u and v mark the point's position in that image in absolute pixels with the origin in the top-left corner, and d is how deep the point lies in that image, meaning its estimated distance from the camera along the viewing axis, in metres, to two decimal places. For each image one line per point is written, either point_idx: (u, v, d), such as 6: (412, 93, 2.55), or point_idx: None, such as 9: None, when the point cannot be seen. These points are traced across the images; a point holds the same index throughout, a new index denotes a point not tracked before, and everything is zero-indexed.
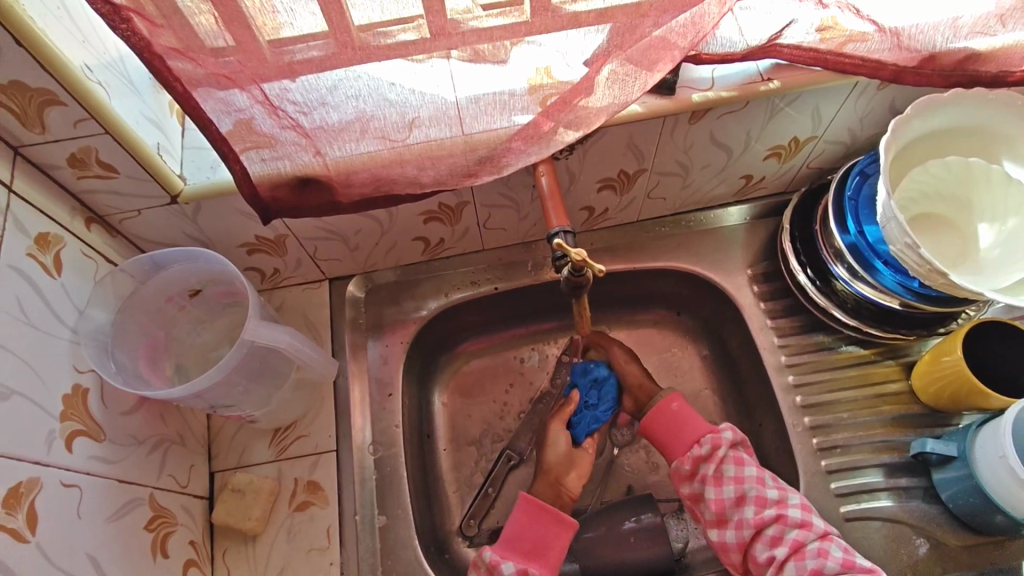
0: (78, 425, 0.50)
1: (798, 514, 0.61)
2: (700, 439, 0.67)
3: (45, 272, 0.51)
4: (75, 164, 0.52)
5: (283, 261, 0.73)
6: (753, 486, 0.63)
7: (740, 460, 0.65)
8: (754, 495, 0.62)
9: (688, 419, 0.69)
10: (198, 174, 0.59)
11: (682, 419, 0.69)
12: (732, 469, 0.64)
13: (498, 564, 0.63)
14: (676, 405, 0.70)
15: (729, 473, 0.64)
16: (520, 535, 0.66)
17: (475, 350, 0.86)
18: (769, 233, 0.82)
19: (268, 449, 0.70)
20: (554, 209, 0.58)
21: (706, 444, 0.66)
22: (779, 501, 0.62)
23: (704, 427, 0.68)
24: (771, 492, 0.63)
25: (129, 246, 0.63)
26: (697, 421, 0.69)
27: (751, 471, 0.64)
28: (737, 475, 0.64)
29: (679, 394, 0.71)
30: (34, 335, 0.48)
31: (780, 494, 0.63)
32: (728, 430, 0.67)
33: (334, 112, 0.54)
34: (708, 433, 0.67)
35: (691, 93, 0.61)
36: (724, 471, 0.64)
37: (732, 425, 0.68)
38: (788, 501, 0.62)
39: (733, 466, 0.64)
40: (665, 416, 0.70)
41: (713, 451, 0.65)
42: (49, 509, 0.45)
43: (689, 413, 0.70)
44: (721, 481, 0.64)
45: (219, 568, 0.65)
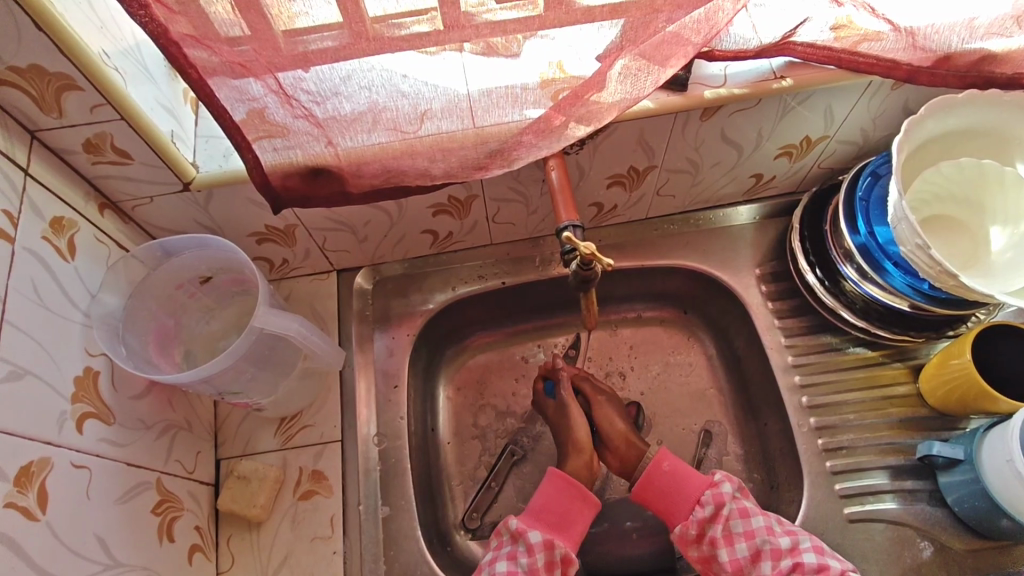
0: (88, 407, 0.51)
1: (814, 559, 0.58)
2: (701, 498, 0.65)
3: (59, 255, 0.51)
4: (90, 149, 0.53)
5: (291, 251, 0.73)
6: (765, 537, 0.61)
7: (746, 511, 0.63)
8: (768, 549, 0.60)
9: (683, 476, 0.67)
10: (210, 162, 0.59)
11: (676, 478, 0.67)
12: (740, 524, 0.62)
13: (523, 533, 0.63)
14: (667, 465, 0.67)
15: (738, 528, 0.62)
16: (547, 507, 0.66)
17: (481, 344, 0.87)
18: (778, 233, 0.82)
19: (273, 438, 0.70)
20: (564, 203, 0.58)
21: (708, 503, 0.64)
22: (792, 549, 0.59)
23: (700, 482, 0.66)
24: (784, 540, 0.60)
25: (140, 233, 0.64)
26: (690, 477, 0.67)
27: (759, 522, 0.62)
28: (746, 529, 0.62)
29: (666, 451, 0.69)
30: (47, 317, 0.49)
31: (791, 540, 0.60)
32: (726, 482, 0.65)
33: (347, 102, 0.54)
34: (707, 490, 0.65)
35: (704, 90, 0.61)
36: (733, 527, 0.62)
37: (727, 475, 0.66)
38: (801, 547, 0.59)
39: (739, 522, 0.62)
40: (659, 477, 0.67)
41: (717, 510, 0.63)
42: (59, 490, 0.46)
43: (682, 470, 0.67)
44: (733, 540, 0.62)
45: (223, 555, 0.65)
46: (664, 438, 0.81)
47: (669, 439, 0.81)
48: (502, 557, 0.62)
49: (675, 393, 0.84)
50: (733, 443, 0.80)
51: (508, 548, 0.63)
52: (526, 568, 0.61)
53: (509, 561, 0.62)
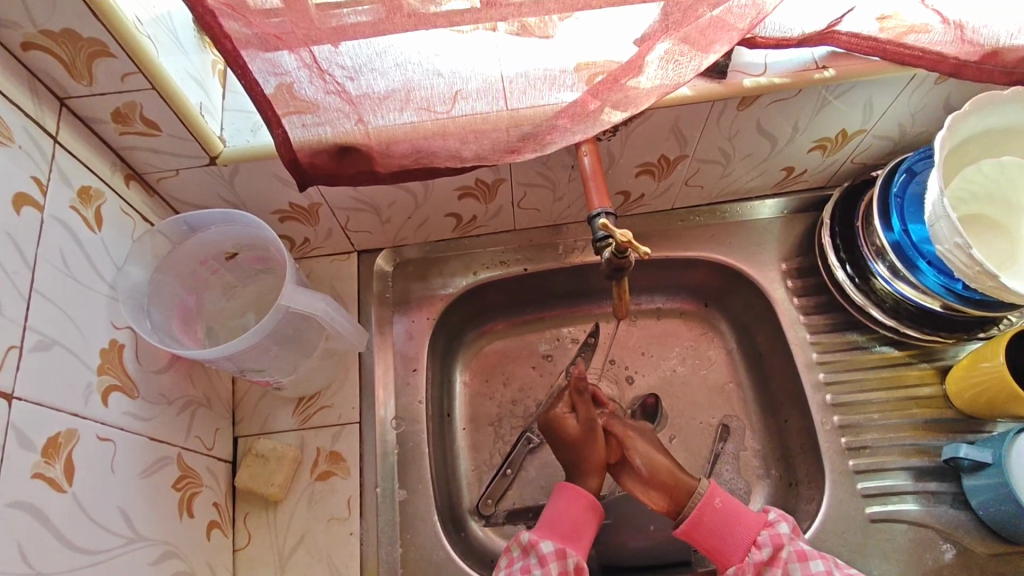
0: (113, 380, 0.50)
1: None
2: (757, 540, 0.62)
3: (86, 226, 0.50)
4: (119, 119, 0.52)
5: (314, 230, 0.73)
6: None
7: (804, 554, 0.60)
8: None
9: (736, 514, 0.63)
10: (237, 136, 0.59)
11: (730, 517, 0.63)
12: (798, 568, 0.59)
13: (536, 544, 0.63)
14: (719, 502, 0.64)
15: (796, 573, 0.59)
16: (557, 518, 0.65)
17: (499, 331, 0.86)
18: (805, 228, 0.80)
19: (291, 417, 0.70)
20: (596, 189, 0.57)
21: (766, 544, 0.61)
22: None
23: (754, 521, 0.63)
24: None
25: (164, 207, 0.63)
26: (744, 515, 0.63)
27: (806, 567, 0.59)
28: (805, 574, 0.59)
29: (718, 488, 0.65)
30: (74, 288, 0.48)
31: None
32: (783, 522, 0.62)
33: (381, 78, 0.54)
34: (763, 529, 0.62)
35: (743, 78, 0.60)
36: (790, 571, 0.59)
37: (783, 514, 0.63)
38: None
39: (797, 565, 0.59)
40: (712, 514, 0.64)
41: (775, 553, 0.60)
42: (85, 462, 0.45)
43: (733, 507, 0.64)
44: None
45: (240, 532, 0.65)
46: (681, 432, 0.80)
47: (685, 432, 0.80)
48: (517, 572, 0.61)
49: (693, 387, 0.83)
50: (751, 438, 0.80)
51: (521, 562, 0.62)
52: None
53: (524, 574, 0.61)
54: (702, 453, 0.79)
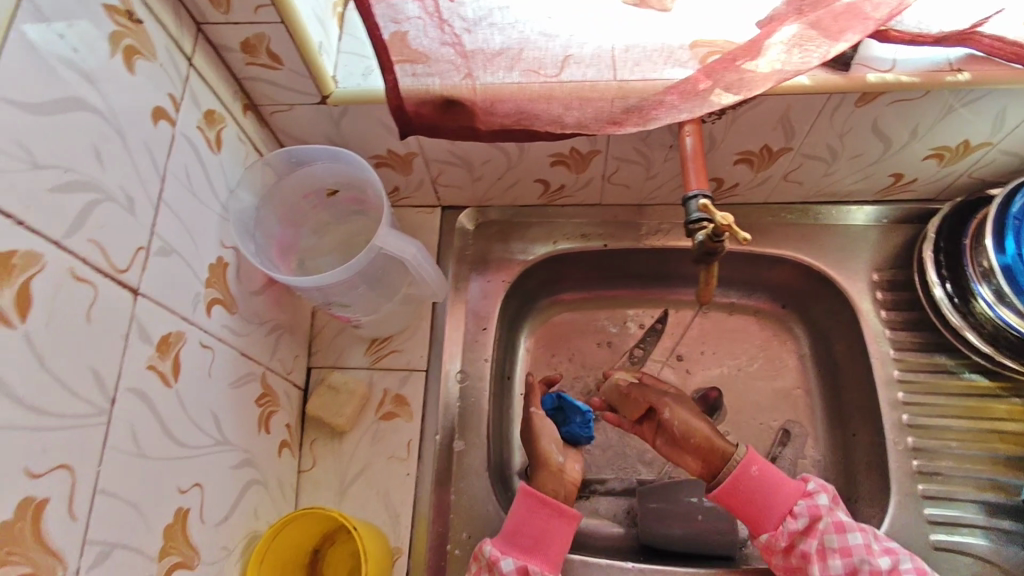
0: (217, 294, 0.53)
1: None
2: (793, 508, 0.62)
3: (208, 147, 0.53)
4: (246, 49, 0.54)
5: (405, 180, 0.75)
6: (864, 557, 0.58)
7: (841, 526, 0.60)
8: (865, 569, 0.58)
9: (776, 482, 0.63)
10: (349, 79, 0.61)
11: (765, 483, 0.63)
12: (836, 539, 0.59)
13: (497, 561, 0.61)
14: (756, 469, 0.63)
15: (833, 544, 0.59)
16: (519, 531, 0.63)
17: (568, 303, 0.86)
18: (905, 240, 0.76)
19: (364, 356, 0.73)
20: (695, 170, 0.57)
21: (803, 514, 0.61)
22: (892, 570, 0.57)
23: (793, 490, 0.62)
24: (884, 560, 0.58)
25: (272, 140, 0.66)
26: (784, 483, 0.63)
27: (840, 539, 0.59)
28: (841, 545, 0.59)
29: (756, 454, 0.64)
30: (194, 203, 0.50)
31: (891, 561, 0.58)
32: (823, 494, 0.62)
33: (498, 33, 0.56)
34: (800, 499, 0.62)
35: (867, 72, 0.57)
36: (828, 543, 0.59)
37: (822, 485, 0.63)
38: (902, 568, 0.57)
39: (834, 537, 0.60)
40: (745, 481, 0.63)
41: (811, 524, 0.61)
42: (189, 365, 0.48)
43: (771, 476, 0.63)
44: (826, 556, 0.59)
45: (306, 455, 0.69)
46: (740, 430, 0.79)
47: (744, 431, 0.79)
48: None
49: (758, 387, 0.81)
50: (812, 447, 0.78)
51: None
52: None
53: None
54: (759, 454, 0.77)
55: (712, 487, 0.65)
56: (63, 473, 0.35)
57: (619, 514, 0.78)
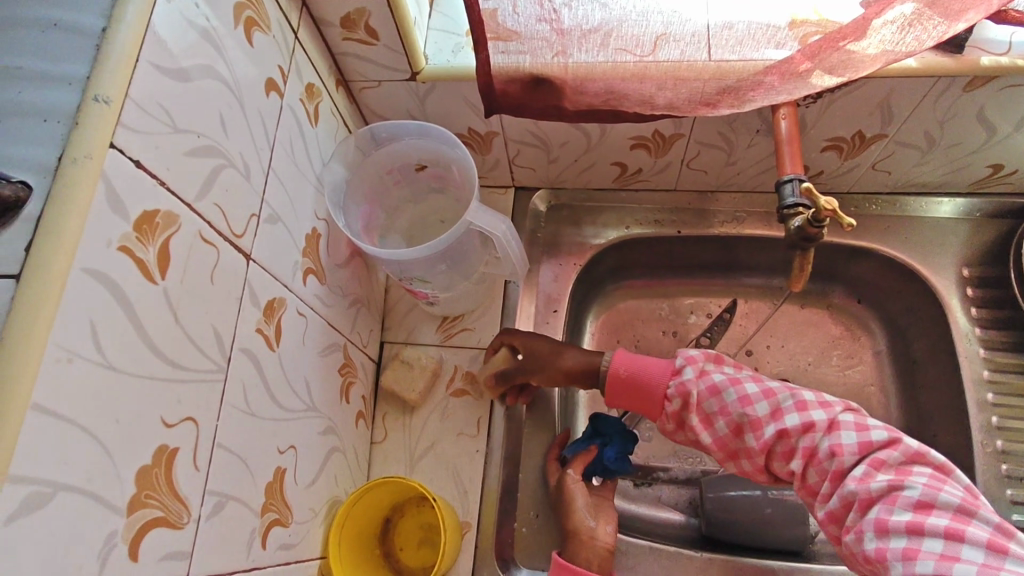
0: (311, 263, 0.54)
1: (796, 419, 0.52)
2: (667, 392, 0.59)
3: (308, 120, 0.54)
4: (346, 24, 0.55)
5: (482, 160, 0.75)
6: (740, 411, 0.54)
7: (715, 388, 0.56)
8: (747, 421, 0.54)
9: (641, 373, 0.60)
10: (439, 55, 0.61)
11: (634, 377, 0.60)
12: (713, 403, 0.56)
13: None
14: (624, 370, 0.61)
15: (713, 409, 0.56)
16: None
17: (634, 289, 0.86)
18: (997, 236, 0.73)
19: (435, 333, 0.74)
20: (791, 154, 0.55)
21: (675, 395, 0.58)
22: (773, 414, 0.53)
23: (661, 371, 0.60)
24: (761, 407, 0.54)
25: (358, 116, 0.67)
26: (648, 366, 0.60)
27: (732, 396, 0.55)
28: (720, 406, 0.55)
29: (622, 354, 0.62)
30: (295, 173, 0.51)
31: (770, 405, 0.54)
32: (686, 363, 0.59)
33: (600, 10, 0.57)
34: (671, 380, 0.59)
35: (981, 55, 0.54)
36: (709, 409, 0.56)
37: (689, 353, 0.60)
38: (782, 409, 0.53)
39: (732, 390, 0.55)
40: (619, 384, 0.61)
41: (684, 400, 0.57)
42: (288, 330, 0.49)
43: (639, 368, 0.61)
44: (710, 421, 0.56)
45: (378, 427, 0.71)
46: None
47: None
48: None
49: (830, 382, 0.79)
50: None
51: None
52: None
53: None
54: None
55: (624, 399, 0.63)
56: (189, 425, 0.37)
57: (683, 503, 0.77)
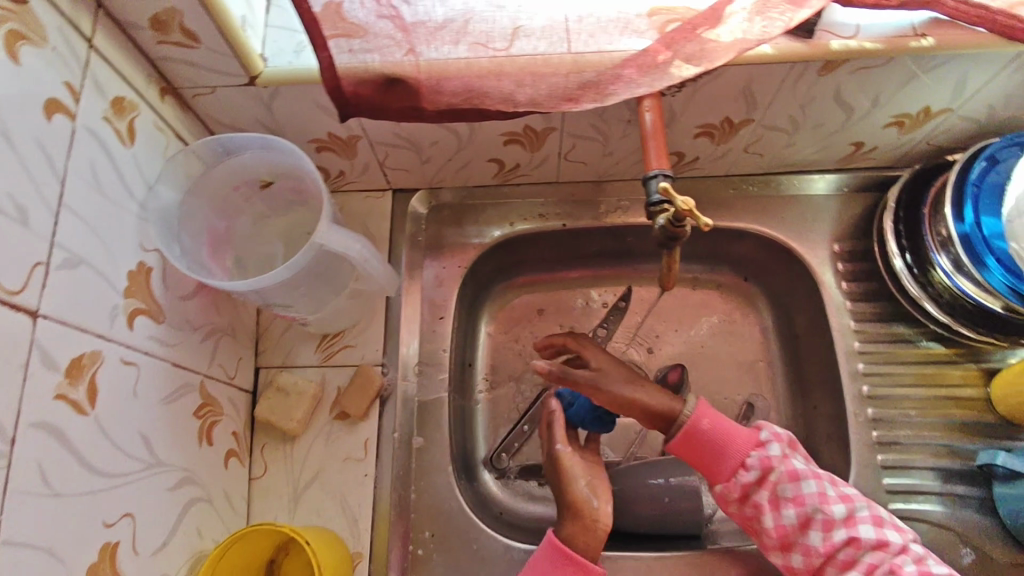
0: (140, 304, 0.48)
1: (872, 532, 0.55)
2: (746, 460, 0.59)
3: (119, 140, 0.48)
4: (156, 27, 0.48)
5: (350, 163, 0.69)
6: (817, 505, 0.57)
7: (795, 475, 0.58)
8: (819, 518, 0.57)
9: (726, 436, 0.60)
10: (279, 57, 0.54)
11: (717, 437, 0.60)
12: (789, 488, 0.58)
13: None
14: (706, 424, 0.60)
15: (787, 493, 0.58)
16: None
17: (527, 285, 0.84)
18: (864, 209, 0.76)
19: (314, 353, 0.69)
20: (656, 149, 0.54)
21: (755, 466, 0.59)
22: (847, 517, 0.56)
23: (745, 440, 0.60)
24: (838, 508, 0.57)
25: (198, 124, 0.60)
26: (734, 432, 0.60)
27: (811, 487, 0.57)
28: (795, 494, 0.58)
29: (705, 407, 0.61)
30: (103, 204, 0.45)
31: (847, 508, 0.57)
32: (774, 442, 0.60)
33: (440, 6, 0.52)
34: (754, 451, 0.60)
35: (831, 39, 0.54)
36: (780, 492, 0.58)
37: (772, 430, 0.61)
38: (858, 516, 0.56)
39: (811, 482, 0.58)
40: (698, 436, 0.60)
41: (763, 475, 0.59)
42: (108, 384, 0.44)
43: (722, 428, 0.60)
44: (779, 505, 0.58)
45: (257, 461, 0.66)
46: None
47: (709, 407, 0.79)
48: None
49: (722, 361, 0.81)
50: (775, 419, 0.78)
51: None
52: None
53: None
54: None
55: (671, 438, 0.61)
56: None
57: None
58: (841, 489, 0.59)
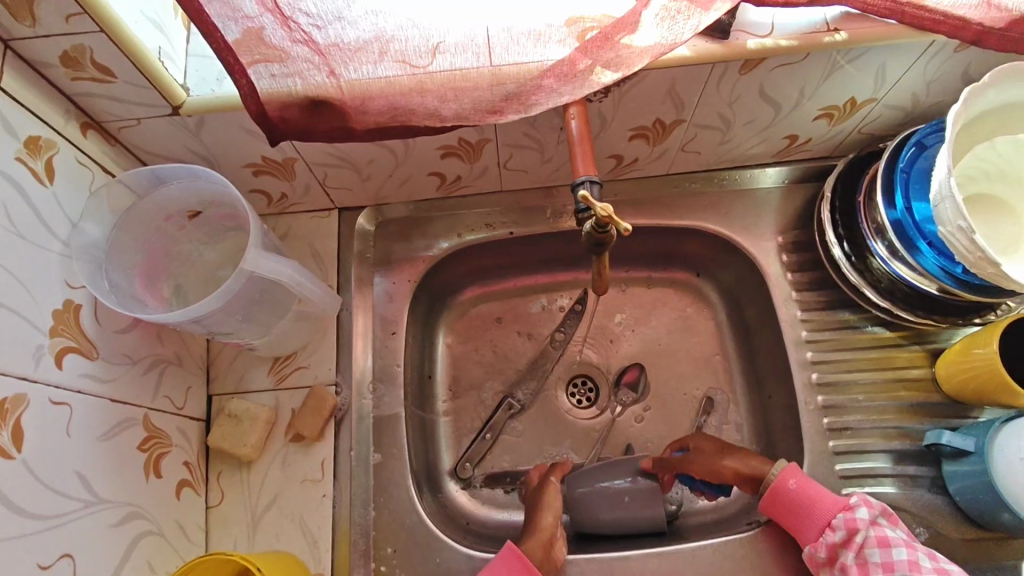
0: (69, 341, 0.49)
1: None
2: (832, 522, 0.60)
3: (36, 179, 0.48)
4: (68, 63, 0.48)
5: (291, 185, 0.69)
6: (907, 572, 0.55)
7: (886, 541, 0.57)
8: None
9: (813, 497, 0.61)
10: (202, 85, 0.55)
11: (805, 497, 0.62)
12: (877, 553, 0.56)
13: None
14: (794, 483, 0.62)
15: (874, 559, 0.56)
16: None
17: (483, 294, 0.84)
18: (806, 200, 0.77)
19: (266, 377, 0.69)
20: (582, 155, 0.53)
21: (841, 527, 0.59)
22: None
23: (832, 504, 0.60)
24: None
25: (128, 157, 0.60)
26: (822, 495, 0.61)
27: (902, 555, 0.56)
28: (885, 560, 0.56)
29: (794, 468, 0.63)
30: (20, 245, 0.45)
31: None
32: (864, 506, 0.59)
33: (351, 28, 0.51)
34: (840, 513, 0.60)
35: (746, 39, 0.55)
36: (868, 557, 0.57)
37: (865, 497, 0.60)
38: None
39: (902, 549, 0.56)
40: (784, 496, 0.63)
41: (850, 537, 0.58)
42: (37, 424, 0.45)
43: (811, 489, 0.62)
44: (868, 571, 0.56)
45: (213, 490, 0.65)
46: (664, 403, 0.79)
47: (668, 404, 0.79)
48: None
49: (679, 357, 0.81)
50: (734, 412, 0.79)
51: None
52: None
53: None
54: (684, 424, 0.78)
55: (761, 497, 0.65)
56: None
57: None
58: (942, 563, 0.55)
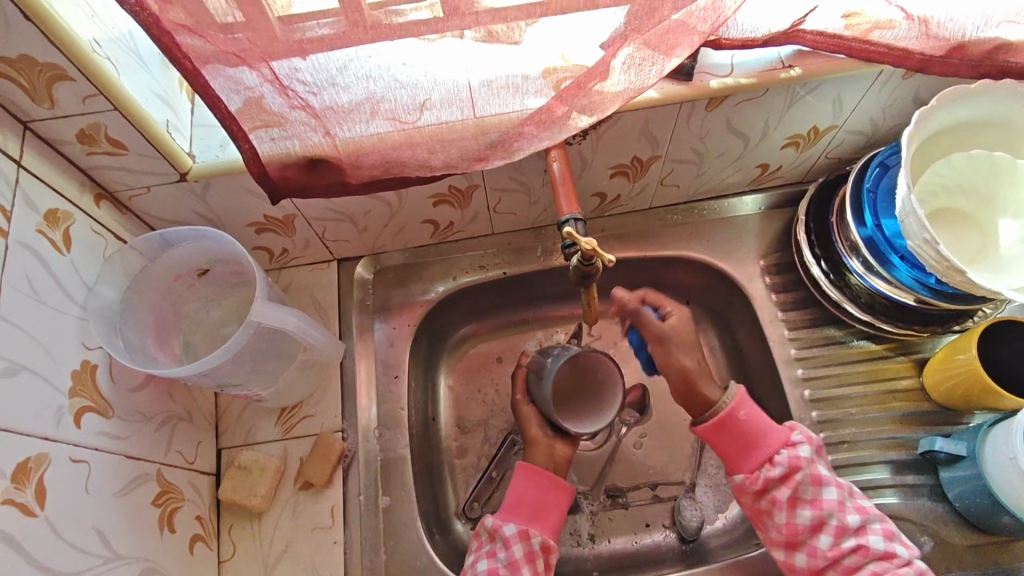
0: (86, 401, 0.51)
1: (880, 543, 0.57)
2: (773, 458, 0.61)
3: (54, 248, 0.51)
4: (84, 140, 0.52)
5: (291, 241, 0.73)
6: (834, 511, 0.59)
7: (819, 480, 0.60)
8: (833, 524, 0.58)
9: (759, 431, 0.62)
10: (207, 152, 0.59)
11: (752, 429, 0.63)
12: (811, 491, 0.59)
13: (500, 528, 0.63)
14: (743, 414, 0.63)
15: (806, 495, 0.59)
16: (520, 501, 0.65)
17: (482, 334, 0.86)
18: (783, 224, 0.81)
19: (274, 427, 0.70)
20: (565, 194, 0.57)
21: (783, 463, 0.60)
22: (859, 528, 0.58)
23: (777, 439, 0.62)
24: (852, 517, 0.58)
25: (139, 224, 0.63)
26: (767, 430, 0.62)
27: (833, 495, 0.59)
28: (815, 498, 0.59)
29: (744, 399, 0.64)
30: (40, 311, 0.48)
31: (861, 518, 0.58)
32: (805, 444, 0.61)
33: (344, 92, 0.53)
34: (783, 450, 0.61)
35: (710, 79, 0.60)
36: (801, 493, 0.60)
37: (805, 433, 0.62)
38: (870, 527, 0.58)
39: (832, 488, 0.59)
40: (731, 426, 0.63)
41: (789, 473, 0.60)
42: (58, 482, 0.46)
43: (760, 421, 0.63)
44: (797, 506, 0.60)
45: (224, 544, 0.66)
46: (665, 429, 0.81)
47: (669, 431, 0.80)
48: (483, 556, 0.62)
49: None
50: None
51: (488, 546, 0.63)
52: (506, 561, 0.60)
53: (490, 558, 0.61)
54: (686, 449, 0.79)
55: (700, 422, 0.65)
56: None
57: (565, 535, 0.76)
58: (858, 499, 0.60)
